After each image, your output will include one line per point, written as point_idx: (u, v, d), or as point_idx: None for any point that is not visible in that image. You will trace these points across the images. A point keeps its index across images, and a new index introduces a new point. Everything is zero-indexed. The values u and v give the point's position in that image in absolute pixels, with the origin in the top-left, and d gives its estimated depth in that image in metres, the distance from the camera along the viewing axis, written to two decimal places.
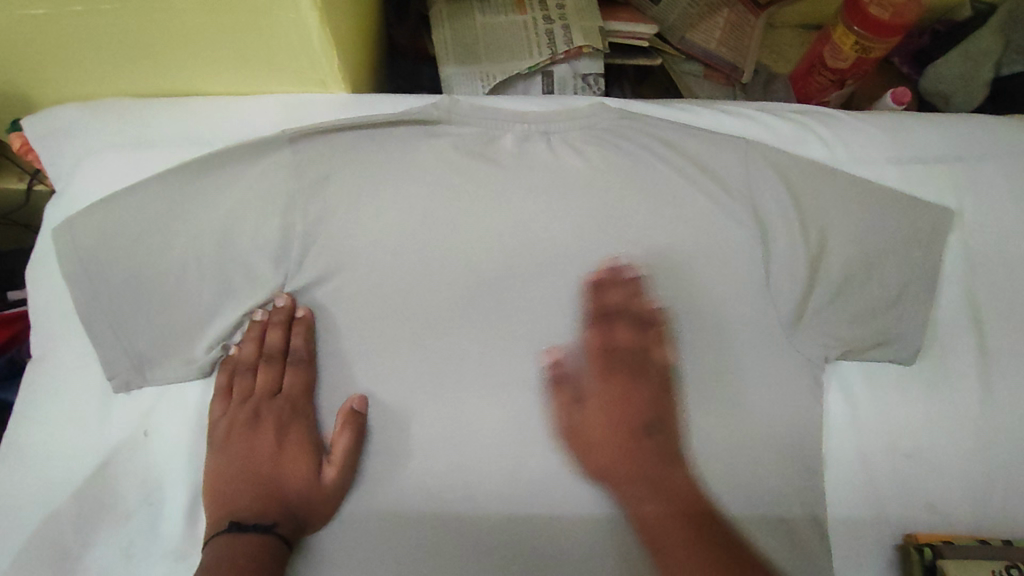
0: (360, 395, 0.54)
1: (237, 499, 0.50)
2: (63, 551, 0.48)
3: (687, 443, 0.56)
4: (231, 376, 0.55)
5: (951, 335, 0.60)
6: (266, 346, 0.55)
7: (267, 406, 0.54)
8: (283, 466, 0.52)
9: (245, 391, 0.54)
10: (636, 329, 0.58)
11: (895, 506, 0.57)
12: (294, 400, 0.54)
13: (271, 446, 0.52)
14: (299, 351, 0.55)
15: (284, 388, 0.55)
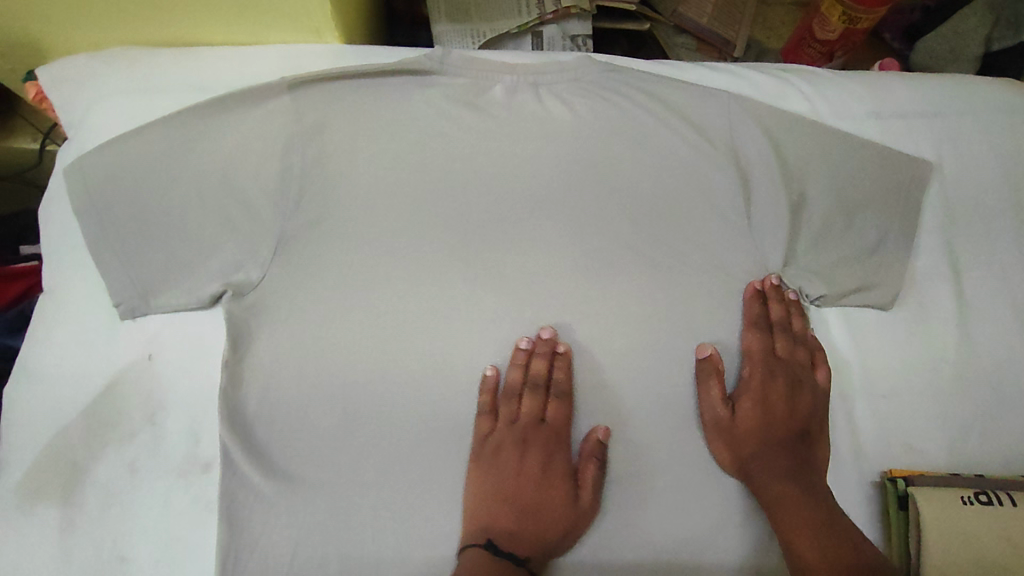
0: (603, 425, 0.56)
1: (496, 518, 0.53)
2: (74, 462, 0.52)
3: (671, 382, 0.58)
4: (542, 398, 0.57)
5: (932, 282, 0.62)
6: (531, 374, 0.57)
7: (546, 433, 0.56)
8: (550, 498, 0.54)
9: (526, 415, 0.56)
10: (623, 270, 0.59)
11: (874, 446, 0.58)
12: (558, 429, 0.56)
13: (535, 471, 0.55)
14: (562, 383, 0.57)
15: (556, 416, 0.57)
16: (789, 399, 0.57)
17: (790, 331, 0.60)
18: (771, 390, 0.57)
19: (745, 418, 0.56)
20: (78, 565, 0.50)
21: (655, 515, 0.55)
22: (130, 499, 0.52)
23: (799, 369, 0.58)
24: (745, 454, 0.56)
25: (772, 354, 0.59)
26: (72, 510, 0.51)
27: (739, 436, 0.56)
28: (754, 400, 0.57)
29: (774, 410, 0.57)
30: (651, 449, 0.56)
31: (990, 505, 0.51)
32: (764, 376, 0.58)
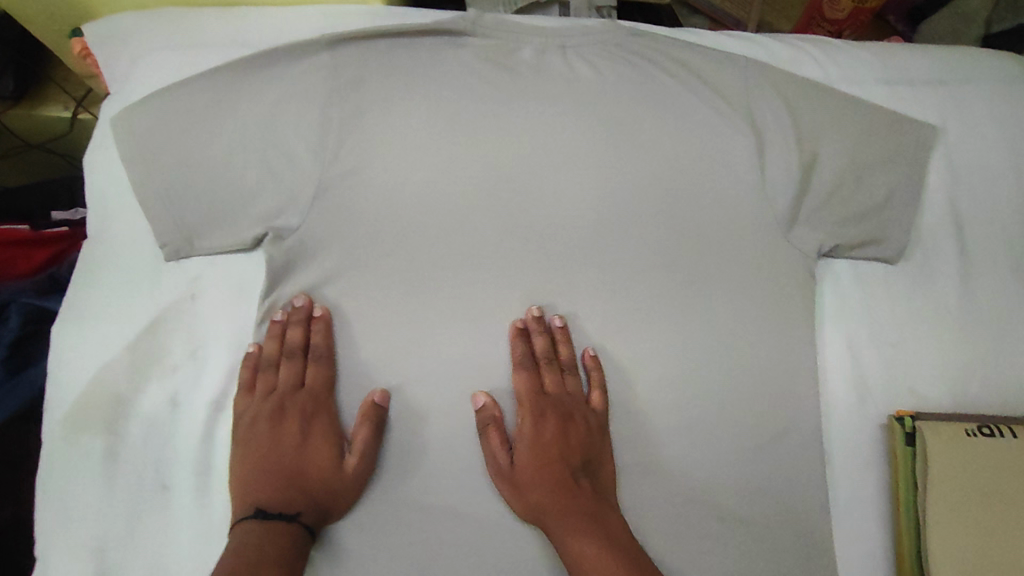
0: (382, 389, 0.56)
1: (262, 489, 0.51)
2: (118, 396, 0.54)
3: (690, 329, 0.60)
4: (297, 364, 0.56)
5: (936, 238, 0.65)
6: (286, 342, 0.56)
7: (321, 400, 0.55)
8: (323, 462, 0.53)
9: (278, 382, 0.55)
10: (645, 223, 0.62)
11: (882, 391, 0.61)
12: (317, 393, 0.55)
13: (297, 437, 0.53)
14: (320, 346, 0.56)
15: (313, 381, 0.56)
16: (560, 438, 0.55)
17: (555, 362, 0.58)
18: (529, 434, 0.55)
19: (525, 466, 0.54)
20: (123, 492, 0.52)
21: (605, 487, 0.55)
22: (172, 429, 0.54)
23: (569, 406, 0.57)
24: (537, 503, 0.53)
25: (531, 394, 0.57)
26: (116, 441, 0.53)
27: (529, 484, 0.53)
28: (533, 443, 0.55)
29: (554, 455, 0.54)
30: (671, 394, 0.59)
31: (992, 436, 0.54)
32: (536, 420, 0.56)
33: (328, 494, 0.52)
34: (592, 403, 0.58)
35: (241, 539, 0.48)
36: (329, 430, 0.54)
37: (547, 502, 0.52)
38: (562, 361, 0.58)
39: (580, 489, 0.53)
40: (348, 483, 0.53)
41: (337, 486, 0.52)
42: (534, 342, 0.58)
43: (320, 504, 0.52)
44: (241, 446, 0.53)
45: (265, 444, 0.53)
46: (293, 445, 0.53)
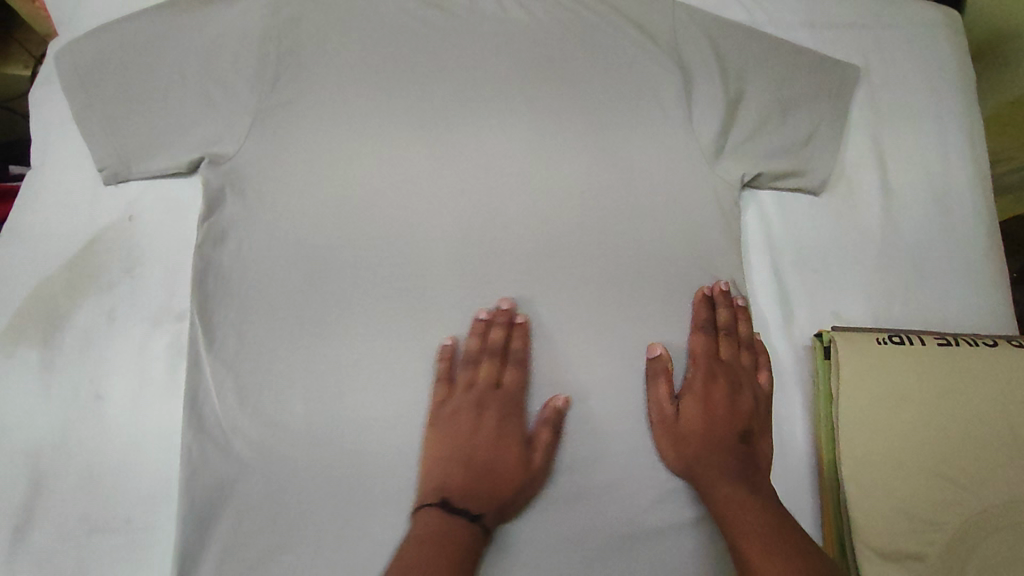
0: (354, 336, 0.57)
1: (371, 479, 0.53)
2: (54, 310, 0.55)
3: (621, 254, 0.62)
4: (497, 365, 0.57)
5: (859, 171, 0.67)
6: (491, 343, 0.58)
7: (506, 400, 0.57)
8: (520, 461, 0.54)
9: (368, 384, 0.56)
10: (576, 155, 0.64)
11: (807, 314, 0.63)
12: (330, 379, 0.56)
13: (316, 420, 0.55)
14: (519, 351, 0.58)
15: (407, 348, 0.58)
16: (730, 402, 0.57)
17: (734, 333, 0.60)
18: (714, 397, 0.57)
19: (689, 423, 0.57)
20: (56, 402, 0.54)
21: (718, 467, 0.54)
22: (107, 344, 0.55)
23: (746, 374, 0.59)
24: (690, 457, 0.56)
25: (709, 362, 0.59)
26: (52, 353, 0.55)
27: (694, 439, 0.56)
28: (695, 397, 0.57)
29: (723, 413, 0.57)
30: (604, 314, 0.60)
31: (903, 344, 0.56)
32: (708, 383, 0.58)
33: (507, 492, 0.53)
34: (750, 378, 0.59)
35: (425, 531, 0.49)
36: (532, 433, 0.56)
37: (698, 456, 0.55)
38: (738, 334, 0.60)
39: (739, 451, 0.55)
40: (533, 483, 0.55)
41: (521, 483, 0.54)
42: (718, 313, 0.60)
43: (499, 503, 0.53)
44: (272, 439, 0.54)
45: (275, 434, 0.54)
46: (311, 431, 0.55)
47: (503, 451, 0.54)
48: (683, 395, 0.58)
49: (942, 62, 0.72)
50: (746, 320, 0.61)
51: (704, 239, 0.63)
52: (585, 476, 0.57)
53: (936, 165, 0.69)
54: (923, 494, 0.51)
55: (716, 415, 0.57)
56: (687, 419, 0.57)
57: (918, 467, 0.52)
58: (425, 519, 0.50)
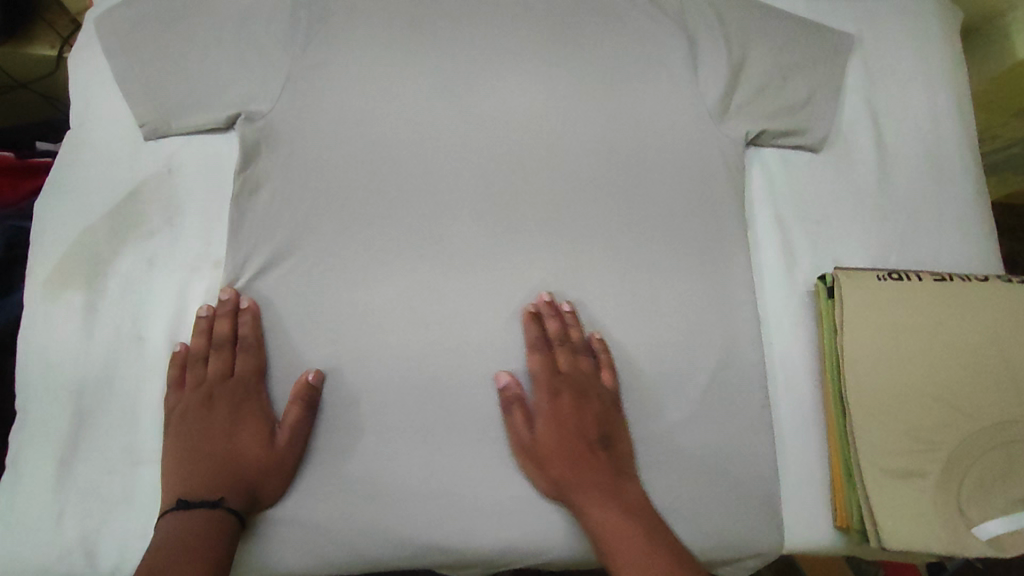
0: (383, 281, 0.60)
1: (194, 483, 0.52)
2: (96, 257, 0.58)
3: (635, 206, 0.65)
4: (407, 324, 0.59)
5: (855, 131, 0.71)
6: (215, 335, 0.56)
7: (406, 360, 0.58)
8: (255, 451, 0.54)
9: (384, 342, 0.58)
10: (590, 114, 0.67)
11: (810, 262, 0.67)
12: (247, 381, 0.56)
13: (225, 422, 0.55)
14: (249, 336, 0.56)
15: (431, 292, 0.60)
16: (580, 416, 0.57)
17: (568, 347, 0.59)
18: (562, 414, 0.57)
19: (546, 443, 0.56)
20: (99, 343, 0.56)
21: (590, 484, 0.54)
22: (147, 289, 0.58)
23: (586, 381, 0.59)
24: (561, 478, 0.55)
25: (545, 380, 0.58)
26: (94, 296, 0.57)
27: (555, 462, 0.55)
28: (546, 417, 0.57)
29: (573, 429, 0.56)
30: (619, 260, 0.63)
31: (902, 281, 0.59)
32: (556, 397, 0.57)
33: (257, 482, 0.53)
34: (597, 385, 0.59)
35: (168, 532, 0.49)
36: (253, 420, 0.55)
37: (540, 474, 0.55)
38: (569, 342, 0.59)
39: (592, 465, 0.55)
40: (278, 467, 0.54)
41: (243, 469, 0.53)
42: (546, 324, 0.60)
43: (250, 489, 0.53)
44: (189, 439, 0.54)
45: (187, 436, 0.54)
46: (224, 429, 0.54)
47: (214, 441, 0.54)
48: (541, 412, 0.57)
49: (930, 31, 0.76)
50: (575, 327, 0.60)
51: (714, 192, 0.66)
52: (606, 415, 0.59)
53: (927, 126, 0.73)
54: (918, 417, 0.55)
55: (580, 434, 0.56)
56: (541, 437, 0.56)
57: (915, 392, 0.55)
58: (162, 522, 0.50)
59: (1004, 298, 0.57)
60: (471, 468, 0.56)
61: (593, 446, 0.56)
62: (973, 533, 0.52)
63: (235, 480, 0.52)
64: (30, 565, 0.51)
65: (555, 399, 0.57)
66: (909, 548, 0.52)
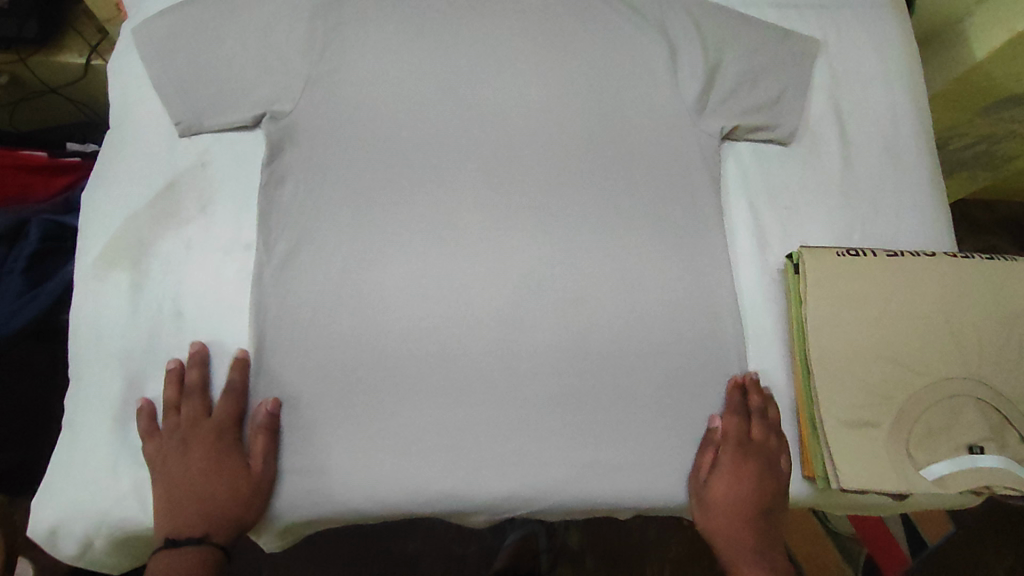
0: (393, 261, 0.66)
1: (181, 520, 0.57)
2: (140, 240, 0.65)
3: (621, 195, 0.72)
4: (416, 299, 0.65)
5: (821, 126, 0.79)
6: (186, 384, 0.61)
7: (417, 332, 0.64)
8: (231, 492, 0.58)
9: (399, 315, 0.64)
10: (581, 112, 0.74)
11: (781, 243, 0.74)
12: (220, 427, 0.60)
13: (201, 464, 0.59)
14: (233, 380, 0.61)
15: (438, 270, 0.66)
16: (751, 482, 0.64)
17: (767, 419, 0.65)
18: (738, 473, 0.63)
19: (722, 496, 0.63)
20: (143, 318, 0.63)
21: (757, 537, 0.64)
22: (184, 269, 0.64)
23: (772, 455, 0.65)
24: (716, 527, 0.64)
25: (738, 441, 0.64)
26: (139, 275, 0.64)
27: (716, 511, 0.63)
28: (729, 473, 0.63)
29: (749, 484, 0.63)
30: (609, 242, 0.70)
31: (859, 257, 0.65)
32: (737, 464, 0.63)
33: (237, 518, 0.58)
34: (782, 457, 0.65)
35: (159, 571, 0.56)
36: (228, 463, 0.59)
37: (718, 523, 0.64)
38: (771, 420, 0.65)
39: (750, 524, 0.64)
40: (256, 497, 0.59)
41: (220, 510, 0.58)
42: (751, 399, 0.65)
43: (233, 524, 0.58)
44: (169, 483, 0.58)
45: (167, 479, 0.58)
46: (201, 472, 0.58)
47: (193, 487, 0.58)
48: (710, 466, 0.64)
49: (889, 37, 0.84)
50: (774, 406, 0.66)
51: (694, 182, 0.73)
52: (597, 383, 0.65)
53: (887, 122, 0.80)
54: (869, 376, 0.62)
55: (761, 497, 0.64)
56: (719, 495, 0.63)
57: (867, 354, 0.62)
58: (156, 557, 0.56)
59: (944, 269, 0.65)
60: (477, 426, 0.63)
61: (758, 511, 0.64)
62: (921, 473, 0.59)
63: (218, 519, 0.58)
64: (90, 508, 0.58)
65: (715, 466, 0.64)
66: (863, 488, 0.59)
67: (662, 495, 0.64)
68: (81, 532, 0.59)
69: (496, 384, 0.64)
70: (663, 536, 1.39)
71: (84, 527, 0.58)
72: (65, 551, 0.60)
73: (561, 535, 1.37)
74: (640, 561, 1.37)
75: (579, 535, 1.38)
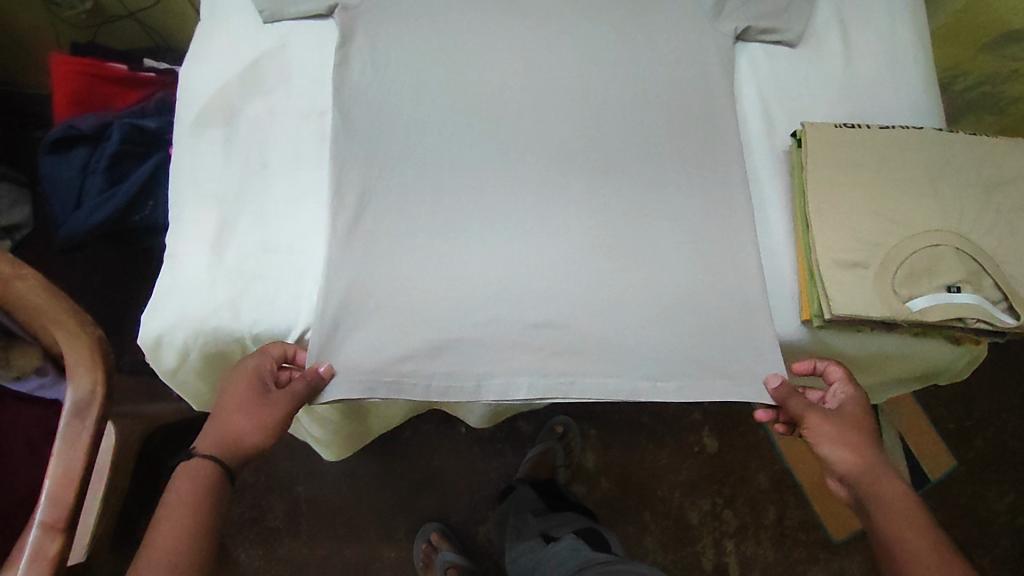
0: (443, 135, 0.77)
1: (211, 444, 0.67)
2: (231, 106, 0.76)
3: (643, 84, 0.82)
4: (466, 166, 0.77)
5: (825, 33, 0.88)
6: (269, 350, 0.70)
7: (468, 192, 0.76)
8: (256, 433, 0.68)
9: (452, 175, 0.76)
10: (609, 13, 0.84)
11: (786, 132, 0.83)
12: (265, 376, 0.68)
13: (236, 404, 0.68)
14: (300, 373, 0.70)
15: (485, 142, 0.78)
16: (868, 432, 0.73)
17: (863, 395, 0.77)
18: (865, 413, 0.74)
19: (851, 436, 0.72)
20: (234, 169, 0.74)
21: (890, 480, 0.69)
22: (268, 132, 0.76)
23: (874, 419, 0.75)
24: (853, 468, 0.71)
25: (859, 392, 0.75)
26: (231, 133, 0.75)
27: (853, 441, 0.72)
28: (859, 409, 0.73)
29: (869, 424, 0.73)
30: (629, 125, 0.80)
31: (855, 129, 0.75)
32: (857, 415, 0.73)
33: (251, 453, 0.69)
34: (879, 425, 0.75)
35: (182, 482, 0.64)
36: (252, 400, 0.68)
37: (859, 452, 0.71)
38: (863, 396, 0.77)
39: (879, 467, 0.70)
40: (268, 433, 0.68)
41: (229, 439, 0.67)
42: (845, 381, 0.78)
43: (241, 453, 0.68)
44: (217, 415, 0.68)
45: (217, 411, 0.68)
46: (237, 411, 0.67)
47: (234, 423, 0.67)
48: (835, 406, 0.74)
49: None
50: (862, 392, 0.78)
51: (710, 74, 0.82)
52: (617, 240, 0.76)
53: (886, 31, 0.89)
54: (861, 226, 0.71)
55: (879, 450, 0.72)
56: (846, 439, 0.72)
57: (862, 209, 0.72)
58: (181, 471, 0.65)
59: (929, 143, 0.74)
60: (517, 267, 0.74)
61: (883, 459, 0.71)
62: (905, 306, 0.69)
63: (234, 448, 0.67)
64: (189, 319, 0.69)
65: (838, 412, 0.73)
66: (850, 314, 0.68)
67: (677, 333, 0.74)
68: (181, 341, 0.70)
69: (532, 239, 0.75)
70: (675, 461, 1.47)
71: (184, 336, 0.70)
72: (165, 361, 0.72)
73: (577, 455, 1.46)
74: (653, 484, 1.45)
75: (594, 457, 1.46)
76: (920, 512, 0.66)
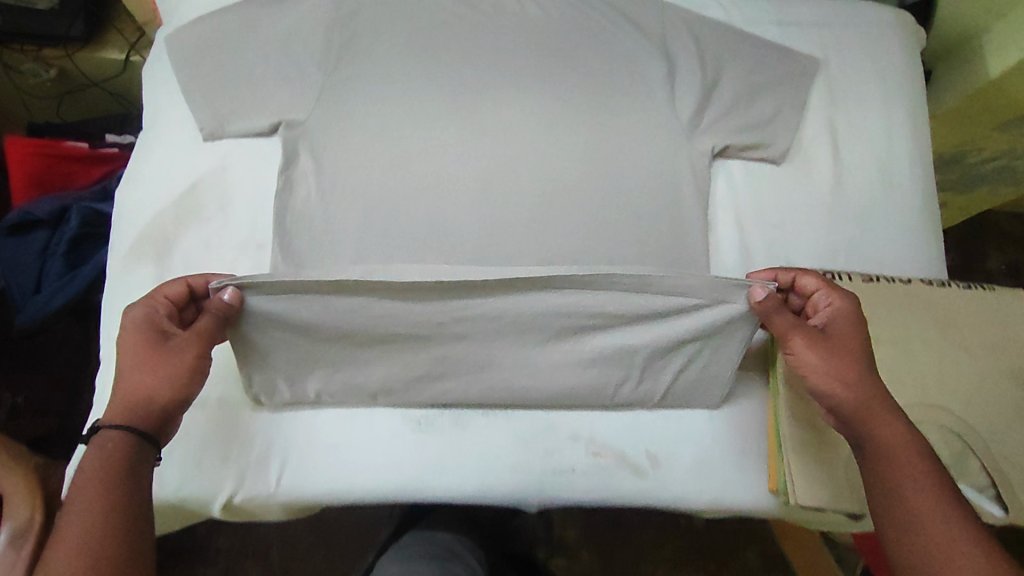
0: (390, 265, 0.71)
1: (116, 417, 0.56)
2: (165, 237, 0.72)
3: (611, 207, 0.75)
4: None
5: (814, 147, 0.80)
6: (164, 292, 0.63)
7: None
8: (162, 381, 0.58)
9: None
10: (574, 126, 0.76)
11: (764, 262, 0.77)
12: (157, 321, 0.60)
13: (133, 362, 0.58)
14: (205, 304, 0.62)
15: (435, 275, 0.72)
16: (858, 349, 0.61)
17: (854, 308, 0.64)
18: (851, 326, 0.62)
19: (839, 355, 0.60)
20: None
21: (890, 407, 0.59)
22: (205, 265, 0.72)
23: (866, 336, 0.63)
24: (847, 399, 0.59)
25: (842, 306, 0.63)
26: (163, 268, 0.72)
27: (845, 359, 0.60)
28: (844, 323, 0.62)
29: (859, 338, 0.62)
30: (592, 255, 0.73)
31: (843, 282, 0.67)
32: (842, 332, 0.62)
33: (163, 410, 0.58)
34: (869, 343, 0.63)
35: (89, 461, 0.53)
36: (152, 347, 0.59)
37: (849, 374, 0.59)
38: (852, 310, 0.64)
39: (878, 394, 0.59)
40: (179, 381, 0.58)
41: (135, 400, 0.57)
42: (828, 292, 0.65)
43: (156, 421, 0.58)
44: (117, 385, 0.58)
45: (118, 381, 0.58)
46: (135, 365, 0.57)
47: (134, 378, 0.57)
48: (822, 324, 0.63)
49: (889, 60, 0.85)
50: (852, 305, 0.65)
51: (683, 198, 0.76)
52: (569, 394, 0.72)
53: (882, 143, 0.81)
54: None
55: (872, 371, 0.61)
56: (834, 358, 0.60)
57: None
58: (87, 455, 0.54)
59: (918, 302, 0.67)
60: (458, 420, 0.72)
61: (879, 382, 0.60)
62: None
63: (144, 417, 0.57)
64: None
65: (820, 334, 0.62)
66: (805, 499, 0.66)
67: (628, 325, 0.69)
68: None
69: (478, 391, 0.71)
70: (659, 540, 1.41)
71: None
72: None
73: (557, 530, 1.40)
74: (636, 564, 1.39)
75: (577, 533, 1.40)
76: (922, 454, 0.56)
